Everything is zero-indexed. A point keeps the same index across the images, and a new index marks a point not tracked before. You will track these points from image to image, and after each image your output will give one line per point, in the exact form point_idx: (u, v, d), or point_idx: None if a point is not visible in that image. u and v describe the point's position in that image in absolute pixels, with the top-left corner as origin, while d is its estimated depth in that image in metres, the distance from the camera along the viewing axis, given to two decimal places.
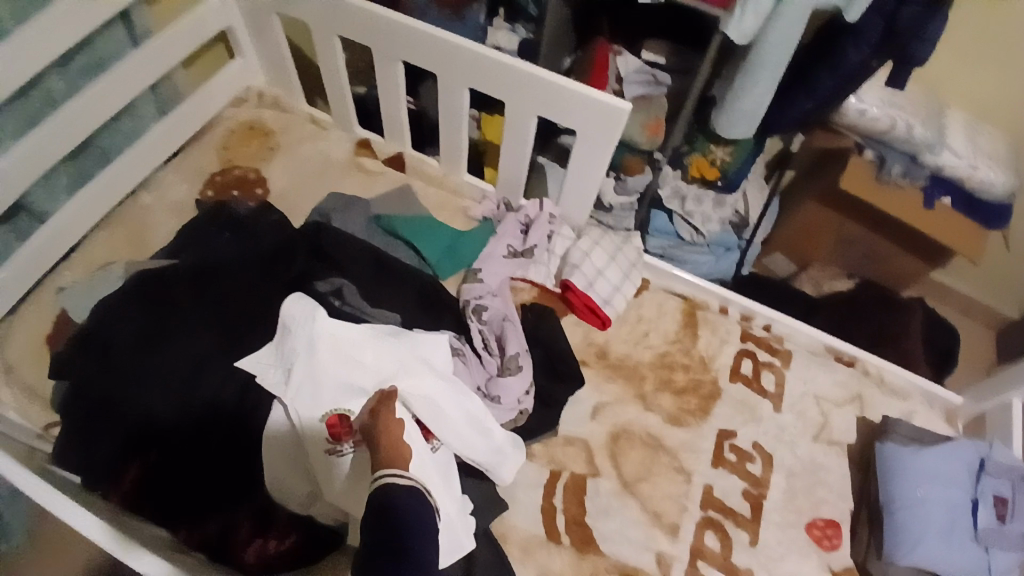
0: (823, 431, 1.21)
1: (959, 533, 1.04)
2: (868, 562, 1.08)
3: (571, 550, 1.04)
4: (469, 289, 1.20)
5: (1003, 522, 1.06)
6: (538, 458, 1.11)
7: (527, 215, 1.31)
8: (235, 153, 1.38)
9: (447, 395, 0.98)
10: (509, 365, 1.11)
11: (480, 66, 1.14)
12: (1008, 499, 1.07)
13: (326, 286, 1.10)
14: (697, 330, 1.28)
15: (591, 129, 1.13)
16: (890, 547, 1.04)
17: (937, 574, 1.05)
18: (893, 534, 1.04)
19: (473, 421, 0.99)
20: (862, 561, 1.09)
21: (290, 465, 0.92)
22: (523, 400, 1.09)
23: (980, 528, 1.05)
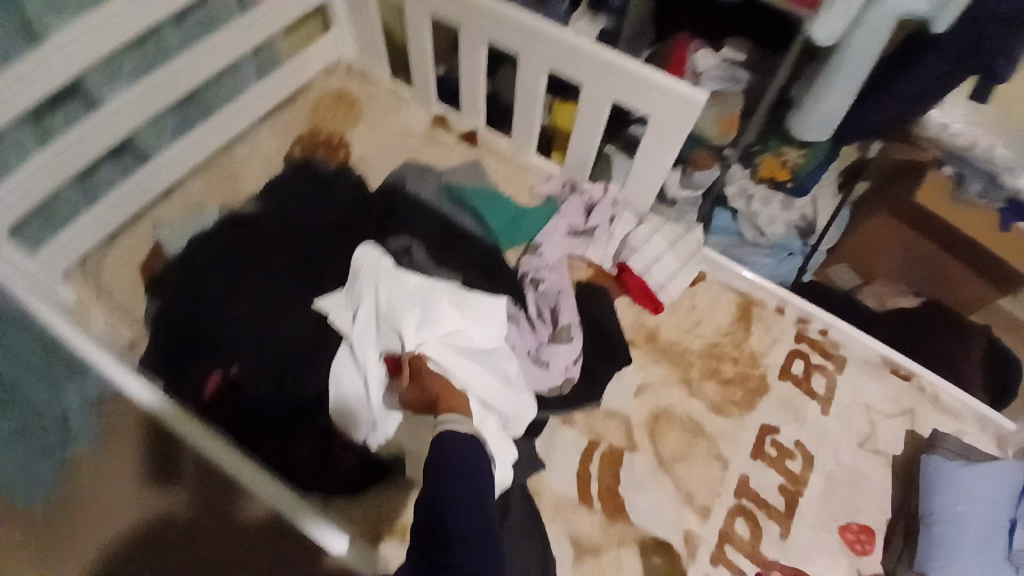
0: (868, 439, 1.20)
1: (991, 550, 1.04)
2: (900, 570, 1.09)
3: (603, 517, 1.08)
4: (528, 261, 1.26)
5: None
6: (578, 427, 1.16)
7: (591, 197, 1.35)
8: (322, 117, 1.48)
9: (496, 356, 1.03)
10: (560, 335, 1.15)
11: (559, 48, 1.18)
12: None
13: (397, 245, 1.18)
14: (750, 325, 1.29)
15: (664, 116, 1.15)
16: (922, 559, 1.06)
17: None
18: (927, 547, 1.06)
19: (511, 382, 1.02)
20: (894, 569, 1.10)
21: (354, 393, 0.98)
22: (570, 369, 1.14)
23: (1015, 548, 1.04)
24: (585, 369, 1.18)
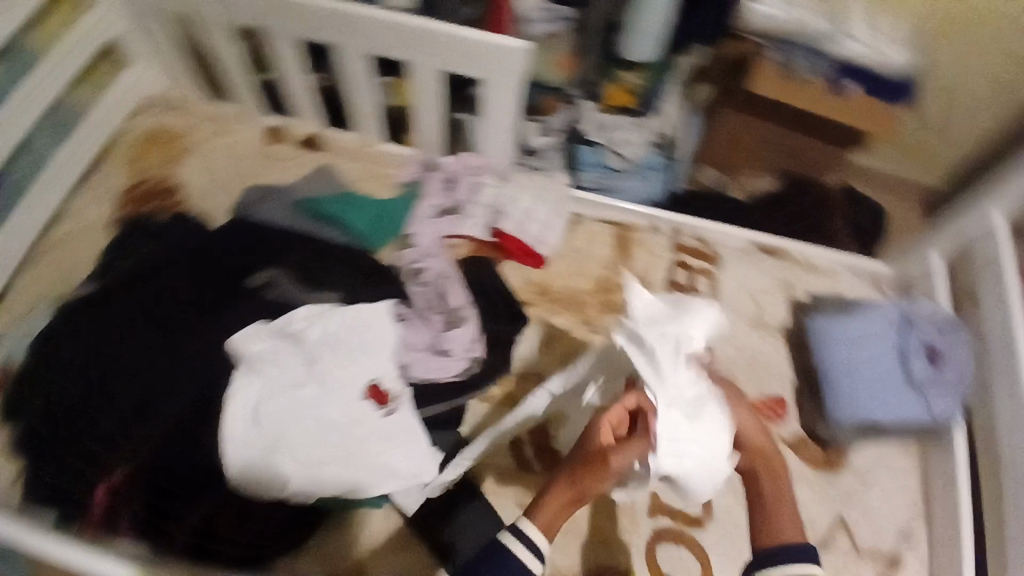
0: (758, 319, 1.30)
1: (893, 387, 1.13)
2: (819, 426, 1.18)
3: (544, 473, 1.11)
4: (404, 256, 1.25)
5: (936, 368, 1.13)
6: (500, 399, 1.17)
7: (448, 172, 1.33)
8: (145, 165, 1.35)
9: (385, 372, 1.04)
10: (458, 318, 1.17)
11: (371, 30, 1.13)
12: (937, 348, 1.14)
13: (257, 280, 1.13)
14: (630, 252, 1.35)
15: (493, 74, 1.14)
16: (829, 407, 1.15)
17: (884, 428, 1.15)
18: (830, 394, 1.16)
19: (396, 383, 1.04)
20: (811, 426, 1.20)
21: (255, 452, 0.95)
22: (476, 345, 1.16)
23: (915, 379, 1.13)
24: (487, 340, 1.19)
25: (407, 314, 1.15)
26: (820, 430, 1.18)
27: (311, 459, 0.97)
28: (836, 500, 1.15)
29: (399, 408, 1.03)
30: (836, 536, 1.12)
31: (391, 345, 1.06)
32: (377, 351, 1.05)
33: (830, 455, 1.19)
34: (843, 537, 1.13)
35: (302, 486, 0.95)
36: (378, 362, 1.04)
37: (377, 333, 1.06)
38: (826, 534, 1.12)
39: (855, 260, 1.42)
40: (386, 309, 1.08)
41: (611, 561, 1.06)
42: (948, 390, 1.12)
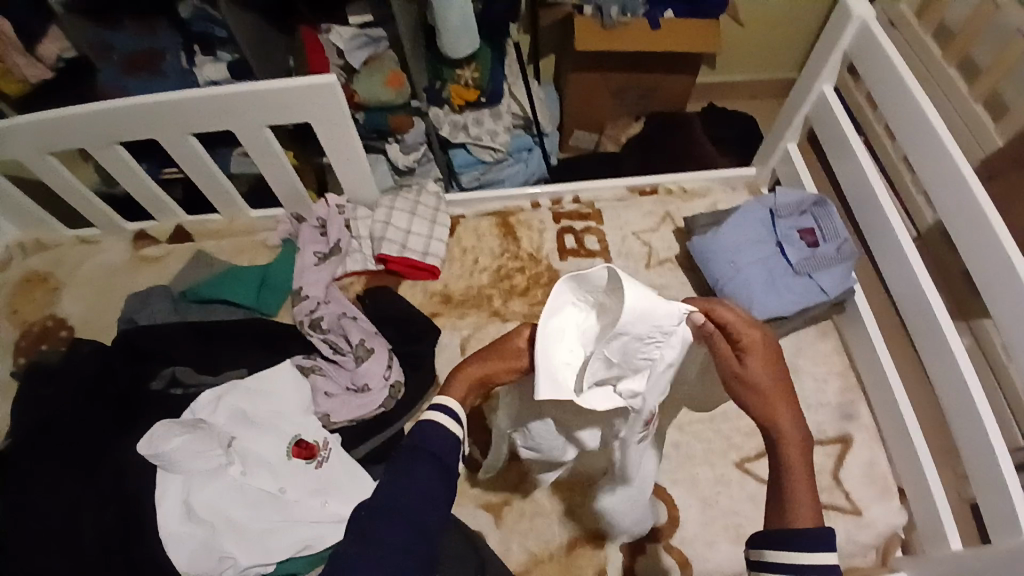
0: (651, 257, 1.36)
1: (781, 277, 1.19)
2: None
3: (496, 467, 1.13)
4: (299, 309, 1.22)
5: (814, 247, 1.19)
6: None
7: (319, 217, 1.33)
8: (20, 312, 1.31)
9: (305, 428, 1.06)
10: (364, 351, 1.16)
11: (185, 112, 1.12)
12: (811, 228, 1.21)
13: (161, 382, 1.11)
14: (517, 234, 1.38)
15: (319, 113, 1.15)
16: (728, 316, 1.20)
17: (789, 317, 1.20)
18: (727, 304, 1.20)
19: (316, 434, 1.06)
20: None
21: (198, 544, 0.94)
22: (390, 373, 1.15)
23: (796, 263, 1.19)
24: (405, 364, 1.20)
25: (312, 364, 1.15)
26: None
27: (256, 530, 0.96)
28: None
29: (329, 455, 1.04)
30: None
31: (303, 403, 1.08)
32: (291, 412, 1.07)
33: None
34: None
35: (254, 559, 0.94)
36: (297, 421, 1.06)
37: (287, 395, 1.08)
38: None
39: (729, 170, 1.48)
40: (288, 370, 1.10)
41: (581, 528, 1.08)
42: (832, 263, 1.17)
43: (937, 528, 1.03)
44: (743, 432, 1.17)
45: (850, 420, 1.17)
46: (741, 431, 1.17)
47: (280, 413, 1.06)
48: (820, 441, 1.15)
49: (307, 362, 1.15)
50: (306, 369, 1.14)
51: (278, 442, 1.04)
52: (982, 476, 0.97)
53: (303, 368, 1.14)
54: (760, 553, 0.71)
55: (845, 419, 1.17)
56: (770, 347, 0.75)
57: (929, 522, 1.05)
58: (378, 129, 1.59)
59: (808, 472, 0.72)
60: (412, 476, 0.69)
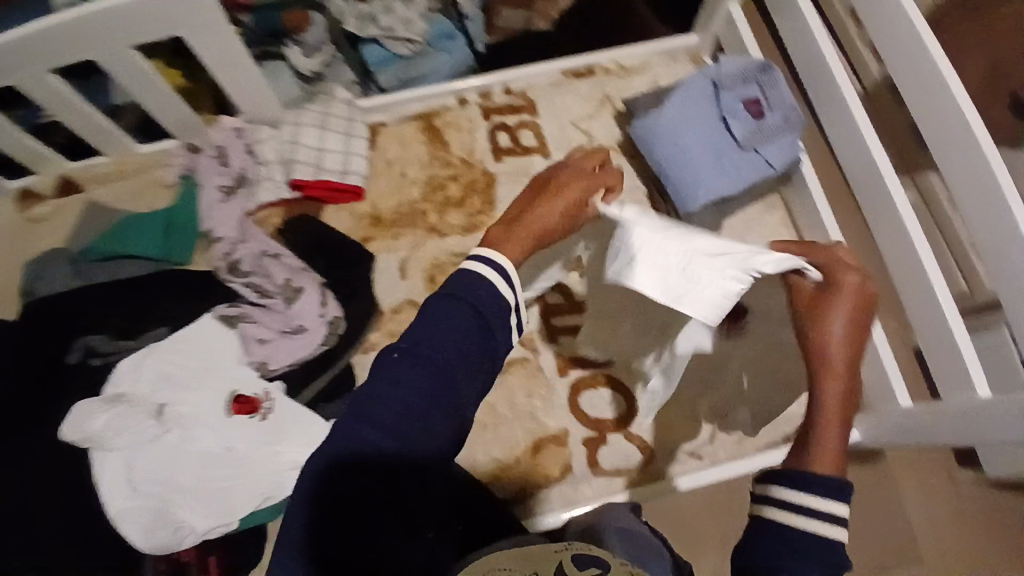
0: (592, 148, 1.26)
1: (727, 155, 1.11)
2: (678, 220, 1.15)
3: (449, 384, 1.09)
4: (215, 252, 1.11)
5: (758, 119, 1.12)
6: (382, 343, 1.12)
7: (217, 146, 1.18)
8: None
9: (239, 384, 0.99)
10: (292, 290, 1.07)
11: (35, 47, 0.93)
12: (755, 97, 1.13)
13: (75, 355, 1.00)
14: (445, 138, 1.26)
15: (194, 25, 0.97)
16: (679, 204, 1.12)
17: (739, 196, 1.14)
18: (675, 193, 1.12)
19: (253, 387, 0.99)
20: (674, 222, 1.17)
21: (149, 515, 0.90)
22: (326, 310, 1.07)
23: (742, 138, 1.11)
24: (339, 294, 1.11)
25: (239, 312, 1.05)
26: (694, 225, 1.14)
27: (208, 491, 0.92)
28: None
29: (273, 405, 0.99)
30: None
31: (236, 355, 1.02)
32: (224, 366, 1.01)
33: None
34: None
35: (212, 521, 0.90)
36: (232, 375, 1.00)
37: (217, 349, 1.01)
38: None
39: (668, 39, 1.35)
40: (214, 324, 1.03)
41: (542, 433, 1.07)
42: (775, 134, 1.11)
43: (883, 385, 1.05)
44: None
45: None
46: None
47: (212, 369, 1.00)
48: None
49: (232, 312, 1.05)
50: (231, 319, 1.04)
51: (214, 401, 0.98)
52: (927, 333, 0.99)
53: (226, 318, 1.04)
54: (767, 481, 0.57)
55: None
56: (864, 298, 0.64)
57: (877, 380, 1.07)
58: (269, 31, 1.28)
59: (844, 414, 0.60)
60: (437, 313, 0.57)
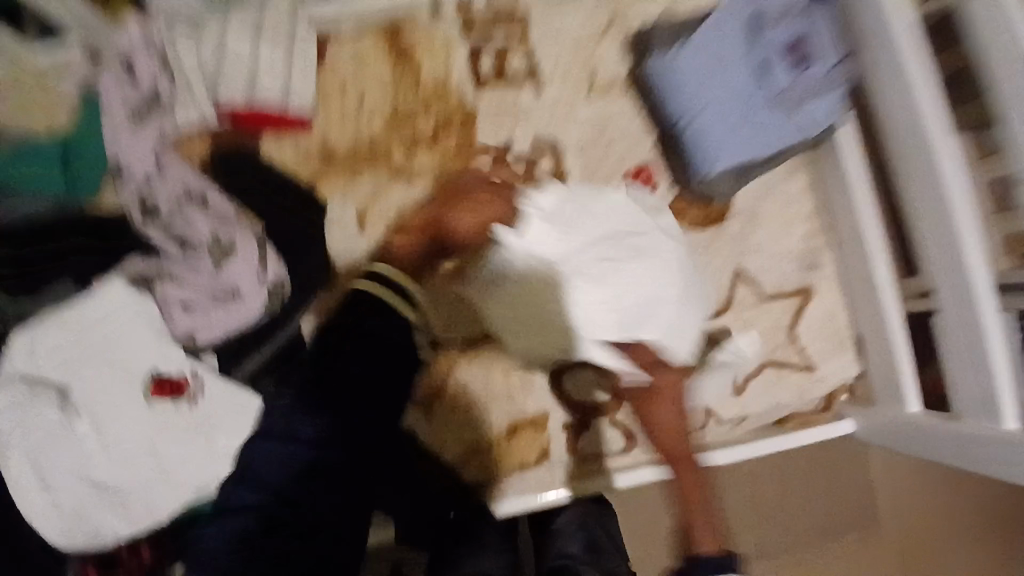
0: (595, 79, 1.04)
1: (754, 112, 0.93)
2: (691, 180, 0.99)
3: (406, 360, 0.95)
4: (126, 188, 0.90)
5: (801, 68, 0.92)
6: None
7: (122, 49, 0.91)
8: None
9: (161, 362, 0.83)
10: (222, 248, 0.89)
11: None
12: (803, 38, 0.91)
13: None
14: (414, 55, 1.02)
15: None
16: (700, 164, 0.97)
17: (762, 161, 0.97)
18: (694, 151, 0.97)
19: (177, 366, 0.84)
20: (686, 182, 1.00)
21: (63, 515, 0.75)
22: (264, 272, 0.90)
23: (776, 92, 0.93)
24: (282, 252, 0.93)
25: (159, 270, 0.88)
26: (702, 190, 0.99)
27: (126, 493, 0.78)
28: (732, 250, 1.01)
29: (202, 389, 0.84)
30: (740, 289, 1.00)
31: (155, 330, 0.85)
32: (140, 344, 0.83)
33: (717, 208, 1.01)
34: (747, 288, 1.00)
35: (131, 528, 0.77)
36: (151, 354, 0.83)
37: (132, 324, 0.84)
38: (731, 291, 1.00)
39: None
40: (127, 293, 0.84)
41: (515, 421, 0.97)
42: (817, 91, 0.92)
43: (892, 383, 0.92)
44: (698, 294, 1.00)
45: (813, 270, 1.00)
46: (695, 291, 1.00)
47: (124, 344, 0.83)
48: (781, 296, 1.00)
49: (151, 270, 0.88)
50: (148, 279, 0.87)
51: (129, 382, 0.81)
52: (947, 338, 0.81)
53: (140, 277, 0.87)
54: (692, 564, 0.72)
55: (808, 270, 1.01)
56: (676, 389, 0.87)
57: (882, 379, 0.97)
58: None
59: (698, 493, 0.85)
60: None
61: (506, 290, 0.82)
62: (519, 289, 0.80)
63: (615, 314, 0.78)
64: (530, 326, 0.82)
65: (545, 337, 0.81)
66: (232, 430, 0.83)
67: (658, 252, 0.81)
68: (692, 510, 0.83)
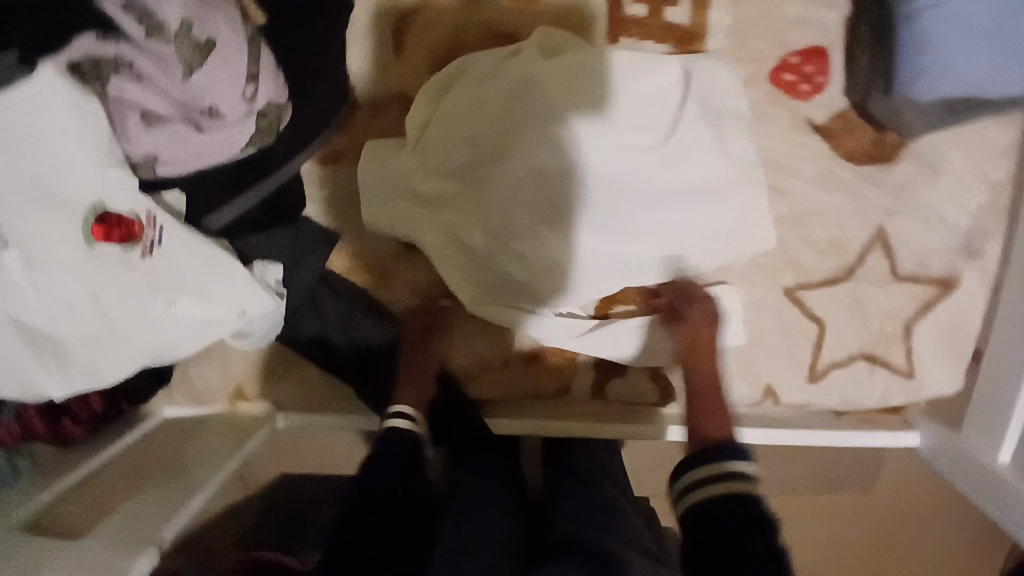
0: None
1: None
2: (869, 101, 0.69)
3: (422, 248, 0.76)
4: None
5: None
6: None
7: None
8: None
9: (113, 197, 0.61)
10: (197, 47, 0.59)
11: None
12: None
13: None
14: None
15: None
16: (904, 80, 0.62)
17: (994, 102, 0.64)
18: (903, 58, 0.61)
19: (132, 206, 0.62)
20: (862, 103, 0.71)
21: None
22: (253, 93, 0.65)
23: None
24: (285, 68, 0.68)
25: (114, 53, 0.58)
26: (880, 113, 0.69)
27: (68, 351, 0.63)
28: (882, 204, 0.74)
29: (162, 237, 0.65)
30: (872, 257, 0.76)
31: (102, 153, 0.60)
32: (81, 170, 0.59)
33: (886, 142, 0.72)
34: (881, 257, 0.76)
35: (76, 390, 0.65)
36: (95, 187, 0.60)
37: (70, 140, 0.57)
38: (860, 256, 0.76)
39: None
40: (63, 96, 0.55)
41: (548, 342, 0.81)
42: None
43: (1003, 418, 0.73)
44: (817, 249, 0.75)
45: (972, 257, 0.75)
46: (813, 245, 0.75)
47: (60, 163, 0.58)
48: (916, 279, 0.76)
49: (104, 48, 0.57)
50: (98, 66, 0.57)
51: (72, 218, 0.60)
52: None
53: (89, 61, 0.57)
54: (701, 471, 0.54)
55: (965, 254, 0.75)
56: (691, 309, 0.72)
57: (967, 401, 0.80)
58: None
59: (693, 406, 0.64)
60: None
61: (510, 182, 0.67)
62: (543, 195, 0.67)
63: (630, 250, 0.70)
64: (493, 227, 0.69)
65: (449, 272, 0.74)
66: (201, 293, 0.68)
67: (722, 219, 0.70)
68: (706, 411, 0.63)
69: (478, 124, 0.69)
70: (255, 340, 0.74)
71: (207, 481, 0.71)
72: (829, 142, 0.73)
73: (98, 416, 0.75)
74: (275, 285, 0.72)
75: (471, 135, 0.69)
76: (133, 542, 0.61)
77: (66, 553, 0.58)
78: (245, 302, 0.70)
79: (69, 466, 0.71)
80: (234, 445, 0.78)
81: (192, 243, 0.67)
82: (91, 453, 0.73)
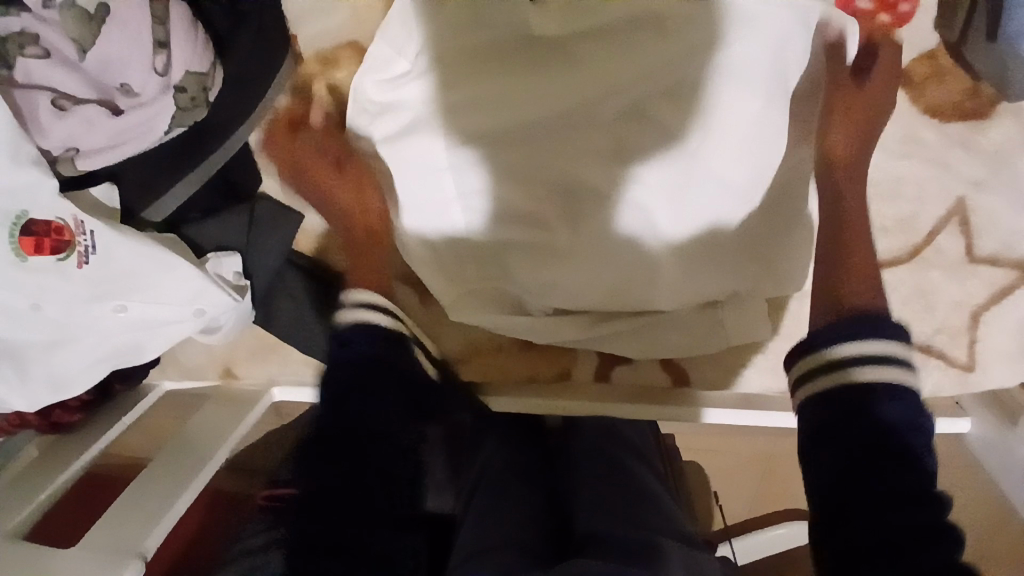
0: None
1: None
2: (970, 44, 0.54)
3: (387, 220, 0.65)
4: None
5: None
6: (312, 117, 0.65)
7: None
8: None
9: (37, 196, 0.55)
10: (87, 18, 0.52)
11: None
12: None
13: None
14: None
15: None
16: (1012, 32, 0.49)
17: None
18: (1015, 8, 0.48)
19: (62, 206, 0.56)
20: (959, 44, 0.55)
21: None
22: (167, 64, 0.54)
23: None
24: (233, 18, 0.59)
25: (20, 27, 0.52)
26: (984, 65, 0.54)
27: (30, 357, 0.60)
28: (963, 173, 0.60)
29: (96, 242, 0.58)
30: (946, 236, 0.62)
31: (10, 150, 0.53)
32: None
33: (980, 94, 0.57)
34: (957, 235, 0.62)
35: (42, 400, 0.61)
36: (16, 188, 0.55)
37: None
38: (930, 234, 0.62)
39: None
40: None
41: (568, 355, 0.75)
42: None
43: None
44: (878, 228, 0.62)
45: None
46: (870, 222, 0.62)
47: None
48: (997, 261, 0.62)
49: (11, 24, 0.52)
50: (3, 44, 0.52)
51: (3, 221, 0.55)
52: None
53: None
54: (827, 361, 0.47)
55: None
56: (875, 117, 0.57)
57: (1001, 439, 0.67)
58: None
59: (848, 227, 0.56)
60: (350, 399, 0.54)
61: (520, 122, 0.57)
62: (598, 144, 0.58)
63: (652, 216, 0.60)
64: (520, 194, 0.60)
65: (447, 257, 0.65)
66: (155, 293, 0.61)
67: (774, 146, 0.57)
68: (838, 111, 0.56)
69: (493, 80, 0.56)
70: (224, 333, 0.68)
71: (196, 471, 0.68)
72: (909, 92, 0.58)
73: (92, 402, 0.74)
74: (233, 278, 0.65)
75: (484, 84, 0.57)
76: (112, 552, 0.59)
77: (72, 561, 0.59)
78: (202, 301, 0.63)
79: (66, 454, 0.70)
80: (232, 419, 0.75)
81: (130, 244, 0.59)
82: (84, 438, 0.72)
